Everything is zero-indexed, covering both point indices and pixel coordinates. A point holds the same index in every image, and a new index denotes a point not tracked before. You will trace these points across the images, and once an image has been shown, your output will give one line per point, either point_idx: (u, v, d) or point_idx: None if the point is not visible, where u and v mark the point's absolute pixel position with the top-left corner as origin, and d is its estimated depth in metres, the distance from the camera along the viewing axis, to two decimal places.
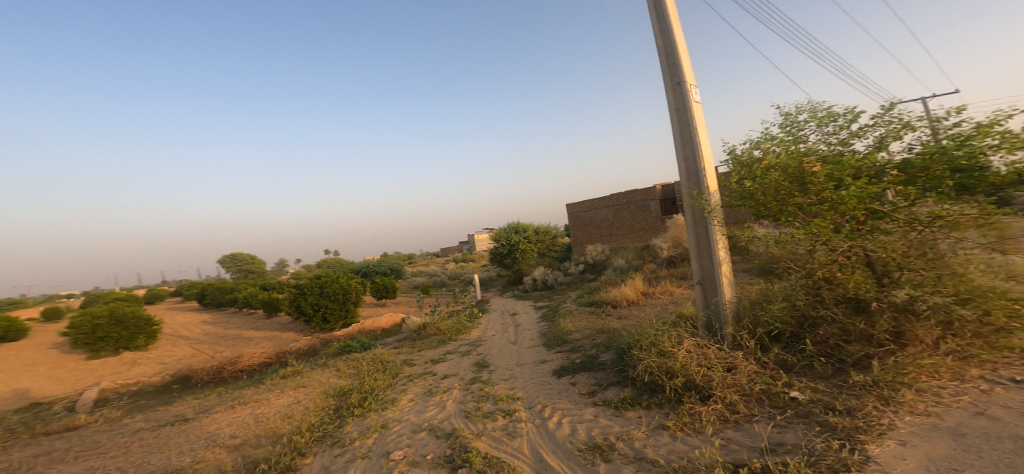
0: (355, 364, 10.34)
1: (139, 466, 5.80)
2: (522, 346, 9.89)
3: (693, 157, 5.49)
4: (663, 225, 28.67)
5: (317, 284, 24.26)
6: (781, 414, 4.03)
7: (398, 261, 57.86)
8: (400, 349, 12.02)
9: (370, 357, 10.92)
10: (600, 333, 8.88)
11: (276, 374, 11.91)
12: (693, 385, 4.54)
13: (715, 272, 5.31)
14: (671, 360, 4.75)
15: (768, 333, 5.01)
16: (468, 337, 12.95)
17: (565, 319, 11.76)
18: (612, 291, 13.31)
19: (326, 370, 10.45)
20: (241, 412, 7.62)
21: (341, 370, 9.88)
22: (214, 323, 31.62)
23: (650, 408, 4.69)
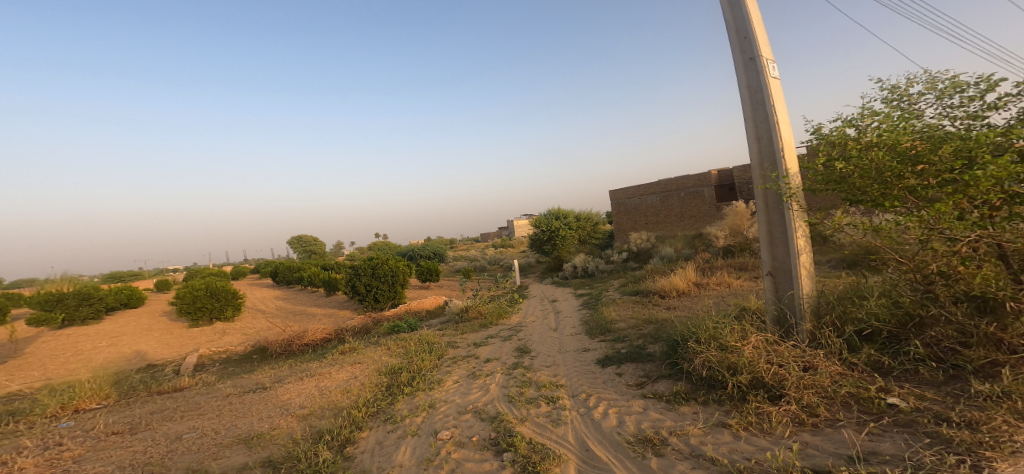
0: (401, 344, 10.41)
1: (229, 430, 5.93)
2: (563, 333, 9.64)
3: (769, 137, 5.06)
4: (716, 212, 27.58)
5: (369, 265, 24.96)
6: (877, 421, 3.64)
7: (438, 245, 58.68)
8: (441, 331, 12.05)
9: (413, 338, 10.99)
10: (648, 323, 8.51)
11: (335, 350, 12.39)
12: (761, 384, 4.18)
13: (791, 263, 4.88)
14: (735, 356, 4.38)
15: (859, 332, 4.60)
16: (509, 322, 12.86)
17: (609, 308, 11.42)
18: (659, 281, 12.86)
19: (373, 349, 10.60)
20: (314, 384, 7.77)
21: (386, 350, 9.97)
22: (280, 304, 33.71)
23: (707, 405, 4.32)
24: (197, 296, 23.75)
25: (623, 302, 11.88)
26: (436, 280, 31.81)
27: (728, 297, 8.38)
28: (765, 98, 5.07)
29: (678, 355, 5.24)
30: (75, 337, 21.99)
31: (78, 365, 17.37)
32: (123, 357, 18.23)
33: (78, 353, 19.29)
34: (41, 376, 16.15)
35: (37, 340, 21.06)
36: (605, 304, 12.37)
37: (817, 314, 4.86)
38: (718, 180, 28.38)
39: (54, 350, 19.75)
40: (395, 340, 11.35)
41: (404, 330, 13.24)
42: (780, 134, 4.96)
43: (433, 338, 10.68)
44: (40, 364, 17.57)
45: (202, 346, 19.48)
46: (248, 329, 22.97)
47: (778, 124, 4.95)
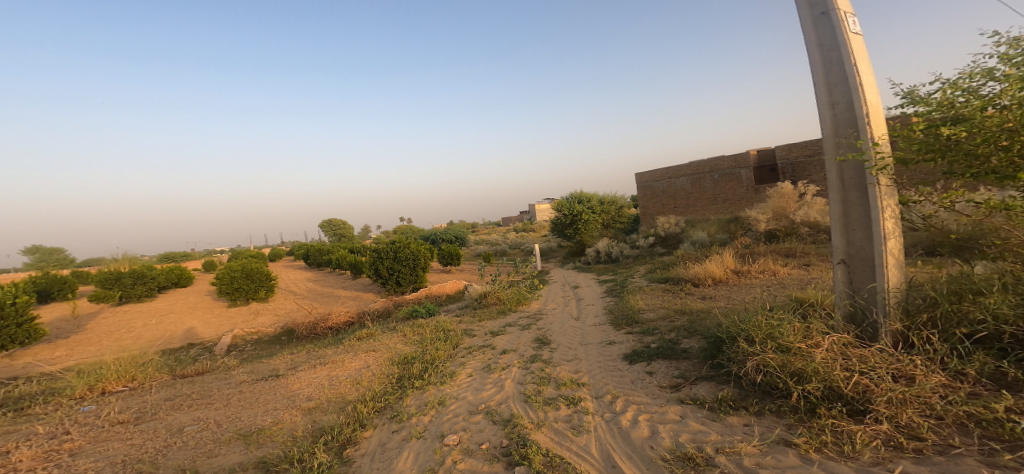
0: (413, 331, 9.98)
1: (231, 421, 5.44)
2: (587, 323, 9.02)
3: (848, 103, 4.32)
4: (755, 195, 26.25)
5: (392, 249, 24.78)
6: (1011, 451, 2.92)
7: (461, 229, 58.50)
8: (457, 318, 11.59)
9: (426, 325, 10.56)
10: (681, 315, 7.82)
11: (352, 335, 12.11)
12: (837, 396, 3.52)
13: (873, 251, 4.19)
14: (800, 361, 3.73)
15: (968, 335, 3.84)
16: (529, 308, 12.35)
17: (636, 296, 10.73)
18: (692, 267, 12.08)
19: (388, 336, 10.24)
20: (318, 374, 7.36)
21: (400, 338, 9.56)
22: (311, 286, 34.28)
23: (762, 416, 3.68)
24: (233, 278, 24.20)
25: (650, 290, 11.15)
26: (457, 264, 31.61)
27: (772, 288, 7.62)
28: (844, 57, 4.32)
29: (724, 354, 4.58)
30: (124, 318, 22.97)
31: (113, 344, 17.88)
32: (164, 336, 18.72)
33: (130, 330, 20.26)
34: (77, 354, 16.60)
35: (96, 318, 22.61)
36: (630, 292, 11.67)
37: (908, 310, 4.15)
38: (756, 161, 27.00)
39: (108, 329, 20.66)
40: (409, 327, 10.96)
41: (423, 315, 12.86)
42: (863, 99, 4.23)
43: (449, 325, 10.23)
44: (97, 340, 18.49)
45: (228, 327, 19.72)
46: (272, 311, 23.18)
47: (860, 87, 4.22)
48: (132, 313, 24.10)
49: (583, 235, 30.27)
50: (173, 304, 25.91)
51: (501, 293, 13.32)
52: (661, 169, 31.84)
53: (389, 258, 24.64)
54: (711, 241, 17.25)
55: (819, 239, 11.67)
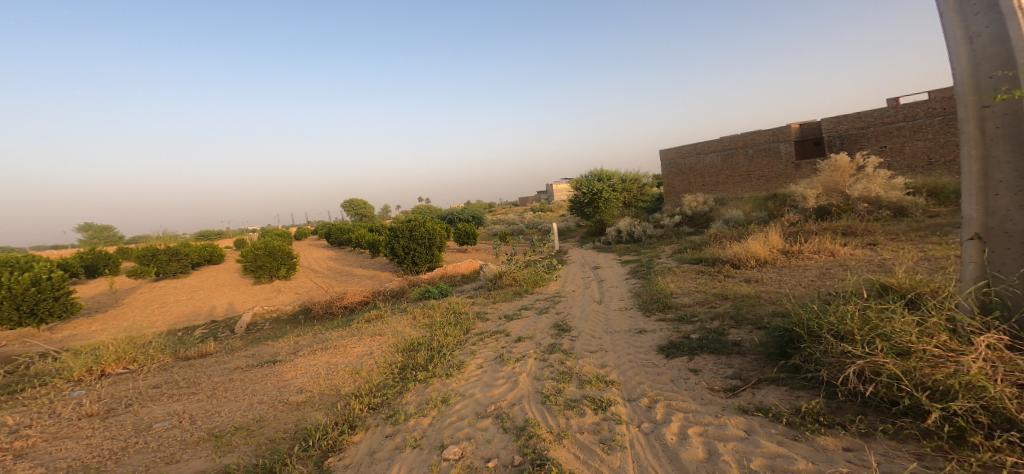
0: (421, 313, 9.24)
1: (208, 418, 4.45)
2: (613, 307, 8.13)
3: (1001, 36, 3.75)
4: (793, 172, 24.91)
5: (407, 227, 24.23)
6: None
7: (478, 208, 57.77)
8: (469, 299, 10.82)
9: (435, 307, 9.83)
10: (722, 300, 6.89)
11: (359, 316, 11.45)
12: (1002, 420, 2.86)
13: None
14: (941, 372, 3.04)
15: None
16: (547, 290, 11.51)
17: (665, 278, 9.79)
18: (727, 247, 11.09)
19: (397, 317, 9.54)
20: (323, 353, 6.63)
21: (409, 320, 8.84)
22: (331, 265, 34.12)
23: (879, 439, 3.00)
24: (258, 256, 23.97)
25: (679, 271, 10.18)
26: (474, 243, 31.01)
27: (829, 277, 6.66)
28: None
29: (802, 352, 3.87)
30: (155, 294, 23.14)
31: (136, 317, 17.77)
32: (189, 311, 18.59)
33: (162, 305, 20.31)
34: (99, 326, 16.48)
35: (132, 293, 23.11)
36: (657, 274, 10.69)
37: None
38: (797, 135, 25.48)
39: (141, 304, 20.78)
40: (418, 309, 10.23)
41: (435, 296, 12.13)
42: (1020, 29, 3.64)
43: (462, 307, 9.48)
44: (134, 314, 18.56)
45: (245, 303, 19.45)
46: (289, 288, 22.91)
47: (1016, 12, 3.65)
48: (165, 289, 24.28)
49: (603, 213, 29.22)
50: (204, 280, 26.08)
51: (518, 273, 12.49)
52: (687, 145, 30.40)
53: (406, 236, 24.11)
54: (743, 220, 16.13)
55: (873, 220, 10.54)
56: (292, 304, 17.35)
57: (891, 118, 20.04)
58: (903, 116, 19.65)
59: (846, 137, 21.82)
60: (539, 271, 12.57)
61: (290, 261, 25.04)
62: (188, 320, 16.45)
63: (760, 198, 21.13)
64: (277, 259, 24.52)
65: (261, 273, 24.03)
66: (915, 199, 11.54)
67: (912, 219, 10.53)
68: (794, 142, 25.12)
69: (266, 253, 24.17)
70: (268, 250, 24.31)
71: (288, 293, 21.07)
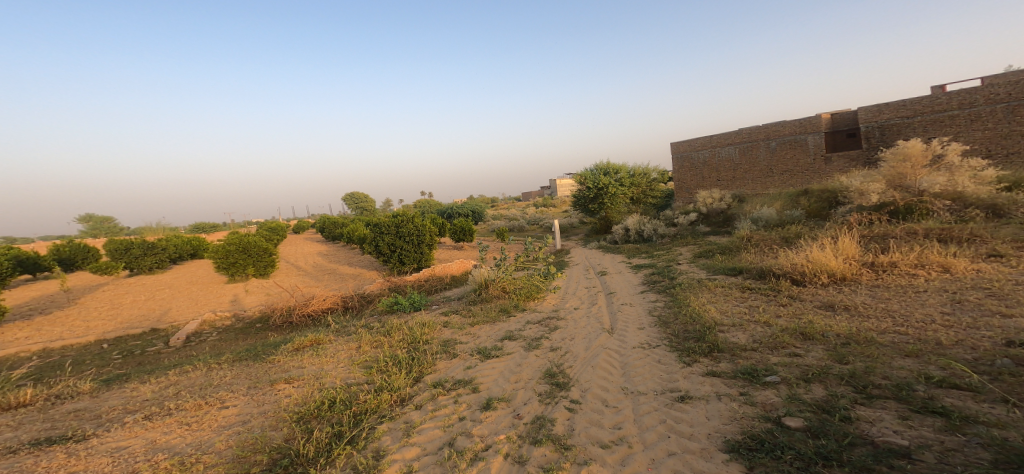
0: (363, 338, 6.83)
1: None
2: (630, 342, 5.73)
3: None
4: (824, 168, 22.42)
5: (393, 223, 21.89)
6: None
7: (479, 202, 55.24)
8: (437, 318, 8.41)
9: (387, 330, 7.44)
10: (802, 342, 4.45)
11: (306, 333, 9.06)
12: None
13: None
14: None
15: None
16: (543, 305, 9.16)
17: (692, 294, 7.35)
18: (772, 255, 8.71)
19: (340, 339, 7.16)
20: (173, 420, 3.96)
21: (349, 347, 6.42)
22: (318, 261, 31.79)
23: None
24: (230, 252, 21.52)
25: (711, 286, 7.72)
26: (470, 240, 28.68)
27: (977, 316, 4.22)
28: None
29: None
30: (116, 292, 20.77)
31: (77, 319, 15.46)
32: (140, 312, 16.27)
33: (115, 305, 17.99)
34: (31, 329, 14.27)
35: (91, 293, 20.67)
36: (681, 288, 8.22)
37: None
38: (828, 126, 22.98)
39: (96, 303, 18.50)
40: (371, 328, 7.83)
41: (405, 309, 9.68)
42: None
43: (425, 332, 7.08)
44: (75, 315, 16.23)
45: (206, 303, 17.16)
46: (262, 286, 20.67)
47: None
48: (131, 286, 22.07)
49: (609, 210, 26.78)
50: (175, 277, 23.76)
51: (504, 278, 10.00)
52: (702, 138, 27.90)
53: (391, 233, 21.79)
54: (777, 221, 13.69)
55: (968, 221, 8.15)
56: (253, 308, 15.02)
57: (944, 106, 17.61)
58: (958, 103, 17.17)
59: (889, 127, 19.54)
60: (531, 268, 9.99)
61: (268, 259, 22.60)
62: (131, 323, 14.13)
63: (789, 195, 18.67)
64: (254, 256, 22.04)
65: (234, 271, 21.55)
66: (1010, 196, 9.11)
67: (1017, 221, 8.12)
68: (825, 133, 22.63)
69: (240, 250, 21.67)
70: (242, 246, 21.77)
71: (257, 293, 18.75)
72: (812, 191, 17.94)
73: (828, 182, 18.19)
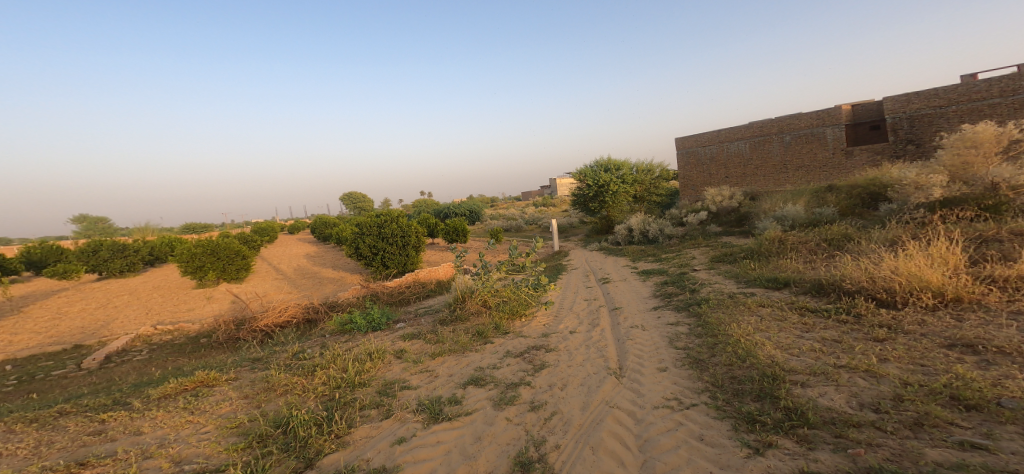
0: (274, 380, 4.52)
1: None
2: (650, 395, 3.95)
3: None
4: (844, 163, 20.68)
5: (374, 223, 20.01)
6: None
7: (475, 202, 53.27)
8: (393, 343, 6.40)
9: (322, 365, 5.04)
10: (965, 417, 2.86)
11: (234, 353, 7.07)
12: None
13: None
14: None
15: None
16: (535, 325, 7.33)
17: (730, 318, 5.46)
18: (820, 263, 6.98)
19: (248, 375, 4.91)
20: None
21: (238, 392, 4.27)
22: (300, 263, 29.70)
23: None
24: (196, 255, 18.99)
25: (750, 306, 5.81)
26: (464, 241, 26.86)
27: None
28: None
29: None
30: (69, 295, 18.51)
31: (9, 328, 13.36)
32: (84, 316, 14.16)
33: (63, 309, 15.82)
34: None
35: (39, 298, 18.45)
36: (707, 305, 6.32)
37: None
38: (848, 118, 21.20)
39: (41, 308, 16.36)
40: (302, 354, 5.75)
41: (360, 329, 7.60)
42: None
43: (366, 373, 4.92)
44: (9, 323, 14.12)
45: (160, 309, 14.64)
46: (233, 291, 18.51)
47: None
48: (88, 289, 19.82)
49: (611, 209, 24.90)
50: (145, 280, 21.42)
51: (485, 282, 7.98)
52: (709, 132, 26.07)
53: (372, 234, 19.89)
54: (805, 221, 11.80)
55: None
56: (209, 315, 13.04)
57: (983, 94, 17.03)
58: None
59: (921, 117, 18.54)
60: (525, 255, 7.99)
61: (241, 260, 20.35)
62: (71, 334, 11.95)
63: (812, 191, 16.83)
64: (224, 258, 19.67)
65: (202, 276, 19.12)
66: None
67: None
68: (845, 126, 20.88)
69: (207, 252, 19.23)
70: (210, 248, 19.32)
71: (222, 298, 16.71)
72: (839, 187, 16.05)
73: (856, 178, 16.41)
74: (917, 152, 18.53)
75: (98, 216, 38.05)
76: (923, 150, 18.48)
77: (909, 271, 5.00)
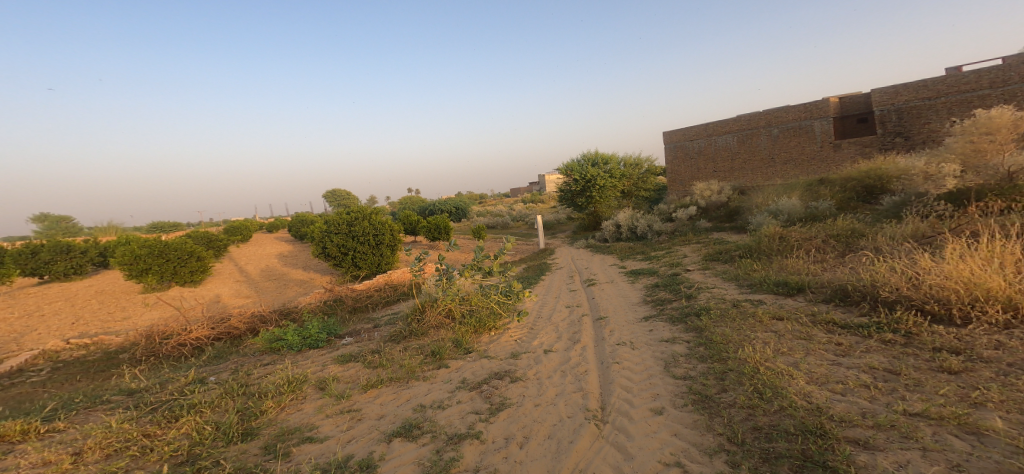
0: (104, 434, 3.31)
1: None
2: (649, 460, 2.93)
3: None
4: (834, 156, 19.90)
5: (344, 220, 18.41)
6: None
7: (461, 199, 51.84)
8: (318, 364, 5.18)
9: (200, 402, 3.83)
10: None
11: (132, 375, 5.73)
12: None
13: None
14: None
15: None
16: (502, 341, 6.19)
17: (741, 340, 4.40)
18: (837, 264, 5.96)
19: (88, 423, 3.68)
20: None
21: (40, 459, 3.10)
22: (270, 263, 28.05)
23: None
24: (141, 257, 17.46)
25: (762, 321, 4.75)
26: (446, 239, 25.61)
27: None
28: None
29: None
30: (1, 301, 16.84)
31: None
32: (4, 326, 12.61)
33: None
34: None
35: None
36: (710, 321, 5.25)
37: None
38: (837, 110, 20.43)
39: None
40: (191, 383, 4.52)
41: (292, 347, 6.16)
42: None
43: (257, 420, 3.71)
44: None
45: (92, 318, 13.12)
46: (184, 295, 16.98)
47: None
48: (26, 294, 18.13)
49: (597, 204, 23.86)
50: (92, 284, 19.77)
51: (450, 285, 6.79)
52: (696, 125, 25.18)
53: (341, 232, 18.28)
54: (802, 216, 10.84)
55: None
56: (144, 323, 11.59)
57: (972, 85, 16.28)
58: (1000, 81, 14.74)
59: (910, 109, 17.83)
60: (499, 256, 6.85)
61: (195, 261, 18.88)
62: None
63: (805, 184, 15.96)
64: (173, 259, 18.19)
65: (150, 279, 17.61)
66: None
67: None
68: (833, 118, 20.12)
69: (154, 254, 17.77)
70: (157, 249, 17.85)
71: (169, 302, 15.22)
72: (832, 179, 15.18)
73: (851, 170, 15.57)
74: (906, 145, 17.83)
75: (58, 216, 35.79)
76: (912, 143, 17.78)
77: (963, 277, 3.96)
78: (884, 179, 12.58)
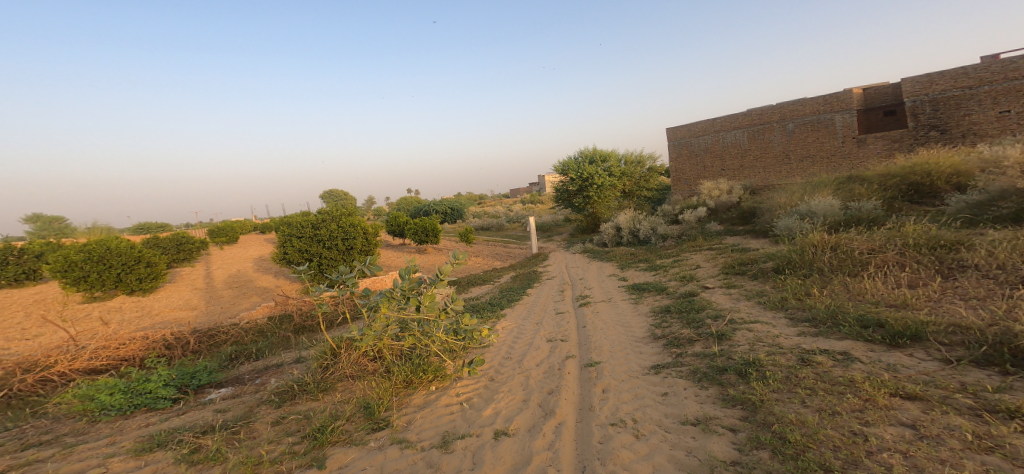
0: None
1: None
2: None
3: None
4: (857, 153, 17.70)
5: (309, 221, 15.66)
6: None
7: (458, 201, 49.53)
8: (101, 452, 3.21)
9: None
10: None
11: None
12: None
13: None
14: None
15: None
16: (449, 401, 4.26)
17: (855, 457, 2.59)
18: (947, 299, 4.01)
19: None
20: None
21: None
22: (243, 267, 25.87)
23: None
24: (76, 264, 15.28)
25: (885, 406, 2.90)
26: (435, 242, 23.48)
27: None
28: None
29: None
30: None
31: None
32: None
33: None
34: None
35: None
36: (774, 396, 3.29)
37: None
38: (861, 103, 18.10)
39: None
40: None
41: (107, 408, 3.87)
42: None
43: None
44: None
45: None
46: (125, 307, 14.89)
47: None
48: None
49: (596, 205, 21.76)
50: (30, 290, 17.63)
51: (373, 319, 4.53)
52: (705, 121, 23.15)
53: (305, 236, 15.47)
54: (842, 218, 8.72)
55: None
56: (47, 345, 9.61)
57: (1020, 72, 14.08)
58: None
59: (946, 100, 15.48)
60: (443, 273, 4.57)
61: (142, 268, 16.78)
62: None
63: (833, 181, 13.84)
64: (115, 265, 16.03)
65: (88, 288, 15.53)
66: None
67: None
68: (856, 112, 17.92)
69: (92, 259, 15.61)
70: (95, 253, 15.66)
71: (102, 316, 13.18)
72: (865, 175, 13.08)
73: (886, 166, 13.48)
74: (941, 139, 15.45)
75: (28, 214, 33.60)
76: (950, 137, 15.44)
77: None
78: (934, 177, 10.50)
